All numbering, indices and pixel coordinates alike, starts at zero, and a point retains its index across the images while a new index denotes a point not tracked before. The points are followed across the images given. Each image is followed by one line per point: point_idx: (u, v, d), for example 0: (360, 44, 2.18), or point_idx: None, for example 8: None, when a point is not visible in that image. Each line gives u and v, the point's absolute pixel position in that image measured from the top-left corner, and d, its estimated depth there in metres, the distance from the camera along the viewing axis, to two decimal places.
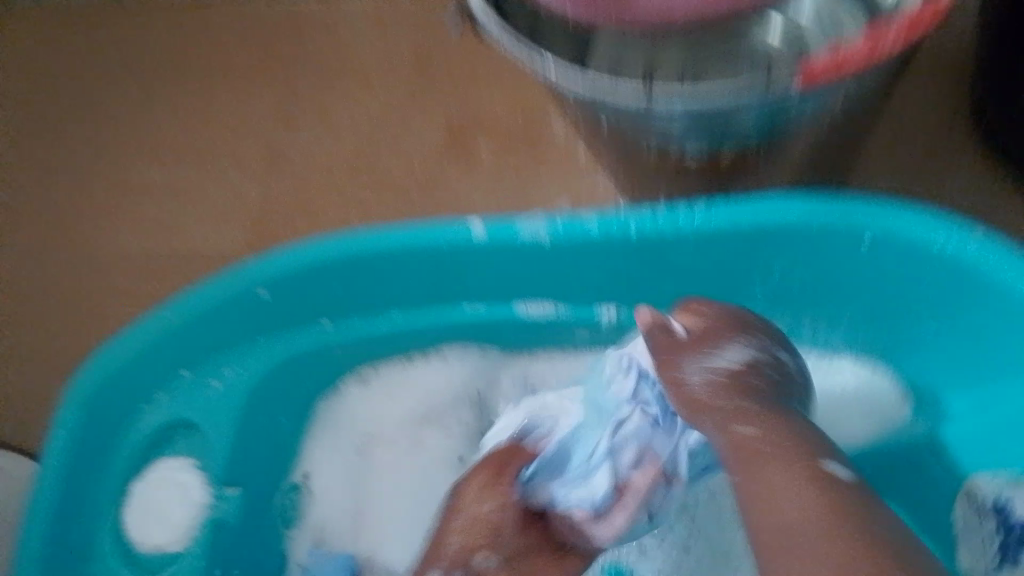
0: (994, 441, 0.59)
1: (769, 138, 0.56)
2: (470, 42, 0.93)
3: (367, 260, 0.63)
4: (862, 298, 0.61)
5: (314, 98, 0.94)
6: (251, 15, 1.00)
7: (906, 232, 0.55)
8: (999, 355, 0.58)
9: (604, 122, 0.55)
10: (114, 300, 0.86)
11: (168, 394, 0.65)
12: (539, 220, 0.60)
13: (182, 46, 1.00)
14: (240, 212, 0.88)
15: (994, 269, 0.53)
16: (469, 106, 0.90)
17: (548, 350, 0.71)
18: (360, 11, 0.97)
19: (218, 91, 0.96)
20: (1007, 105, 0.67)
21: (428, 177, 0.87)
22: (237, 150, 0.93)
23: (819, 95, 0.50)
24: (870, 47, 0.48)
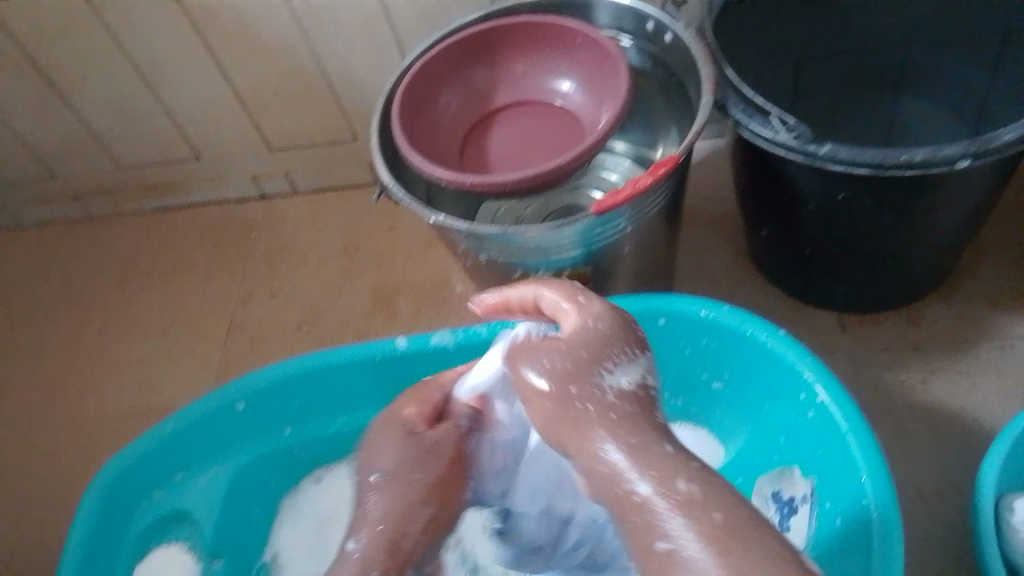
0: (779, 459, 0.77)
1: (598, 247, 0.79)
2: (388, 231, 1.20)
3: (318, 374, 0.85)
4: (672, 365, 0.82)
5: (264, 283, 1.19)
6: (217, 225, 1.28)
7: (682, 308, 0.76)
8: (769, 398, 0.77)
9: (485, 253, 0.80)
10: (108, 451, 1.08)
11: (163, 491, 0.84)
12: (444, 331, 0.84)
13: (162, 252, 1.27)
14: (207, 374, 1.12)
15: (744, 329, 0.74)
16: (387, 279, 1.15)
17: None
18: (301, 216, 1.25)
19: (187, 284, 1.22)
20: (758, 235, 0.95)
21: (360, 332, 1.10)
22: (204, 326, 1.17)
23: (615, 219, 0.75)
24: (635, 188, 0.72)
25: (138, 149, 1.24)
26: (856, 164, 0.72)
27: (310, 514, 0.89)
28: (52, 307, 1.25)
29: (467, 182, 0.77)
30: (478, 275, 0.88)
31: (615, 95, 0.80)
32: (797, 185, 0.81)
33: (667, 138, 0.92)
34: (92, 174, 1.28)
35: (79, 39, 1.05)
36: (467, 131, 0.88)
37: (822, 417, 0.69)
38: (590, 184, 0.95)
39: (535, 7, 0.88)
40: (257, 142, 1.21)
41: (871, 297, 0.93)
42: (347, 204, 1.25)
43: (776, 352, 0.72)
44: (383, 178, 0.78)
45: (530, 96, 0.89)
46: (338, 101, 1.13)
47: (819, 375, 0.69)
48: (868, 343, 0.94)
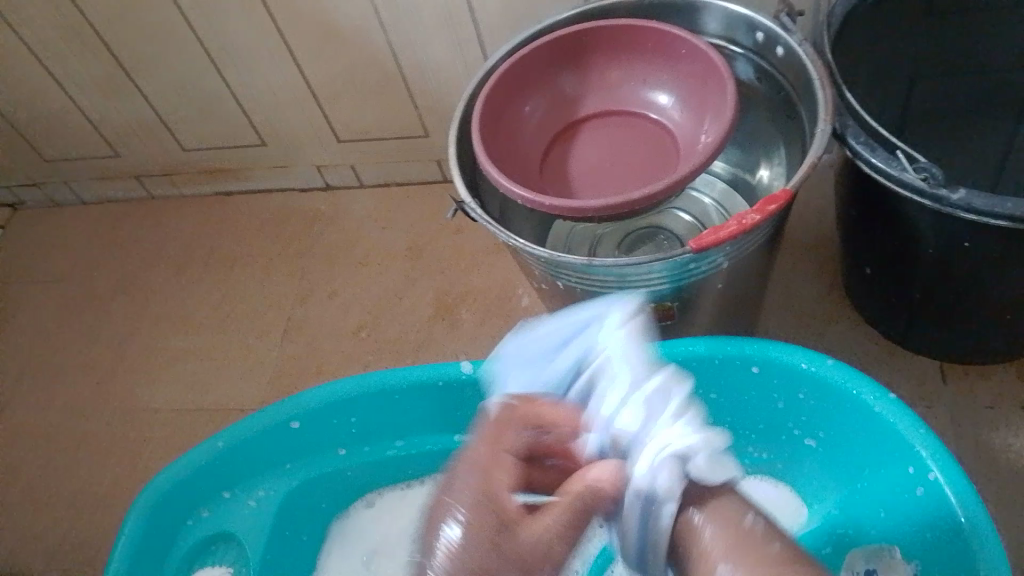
0: (878, 533, 0.69)
1: (687, 283, 0.72)
2: (454, 234, 1.14)
3: (376, 397, 0.81)
4: (760, 415, 0.76)
5: (324, 281, 1.15)
6: (278, 215, 1.24)
7: (781, 359, 0.69)
8: (871, 464, 0.70)
9: (563, 281, 0.74)
10: (157, 448, 1.06)
11: (211, 509, 0.82)
12: (514, 358, 0.78)
13: (223, 240, 1.24)
14: (261, 374, 1.08)
15: (850, 389, 0.67)
16: (450, 285, 1.10)
17: None
18: (365, 212, 1.20)
19: (245, 276, 1.19)
20: (858, 271, 0.87)
21: (420, 341, 1.05)
22: (259, 323, 1.13)
23: (712, 255, 0.68)
24: (740, 224, 0.65)
25: (203, 133, 1.20)
26: (992, 216, 0.64)
27: (361, 540, 0.86)
28: (110, 291, 1.23)
29: (552, 205, 0.70)
30: (552, 300, 0.82)
31: (718, 115, 0.73)
32: (913, 225, 0.72)
33: (772, 160, 0.82)
34: (156, 156, 1.26)
35: (150, 19, 1.01)
36: (550, 141, 0.81)
37: (933, 496, 0.62)
38: (677, 206, 0.88)
39: (633, 11, 0.80)
40: (324, 133, 1.16)
41: (981, 350, 0.84)
42: (413, 203, 1.19)
43: (883, 418, 0.65)
44: (461, 195, 0.73)
45: (622, 107, 0.81)
46: (409, 95, 1.07)
47: (933, 449, 0.62)
48: (974, 397, 0.85)
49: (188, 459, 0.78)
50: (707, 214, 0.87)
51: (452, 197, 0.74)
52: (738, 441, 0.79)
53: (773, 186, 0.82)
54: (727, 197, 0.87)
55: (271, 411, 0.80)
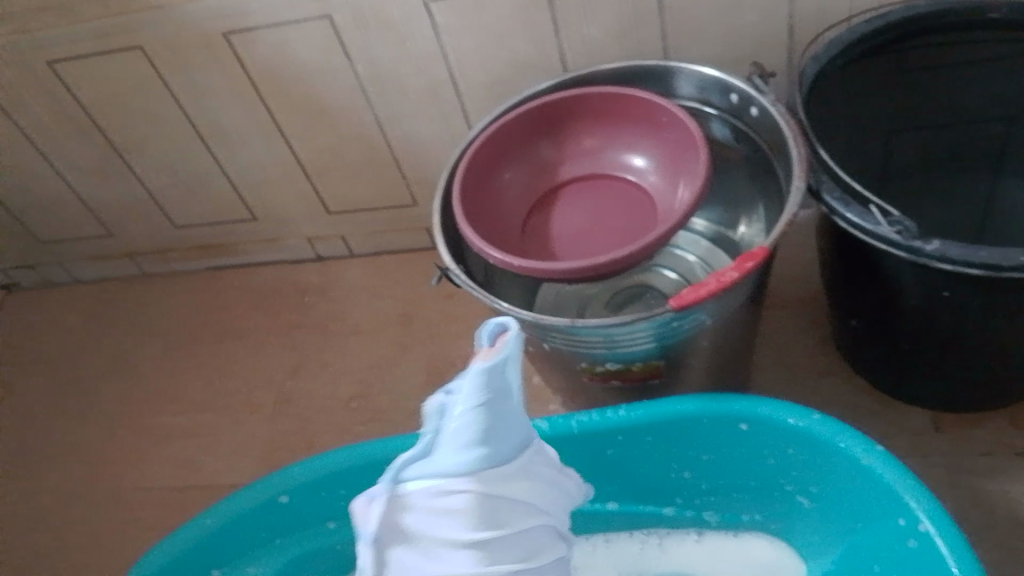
0: None
1: (671, 341, 0.73)
2: (444, 301, 1.15)
3: (365, 469, 0.80)
4: (751, 474, 0.75)
5: (316, 352, 1.15)
6: (270, 288, 1.25)
7: (769, 415, 0.69)
8: (864, 519, 0.69)
9: (549, 342, 0.74)
10: (149, 527, 1.04)
11: None
12: None
13: (215, 315, 1.24)
14: (253, 449, 1.08)
15: (838, 442, 0.67)
16: (443, 352, 1.10)
17: None
18: (355, 282, 1.21)
19: (237, 349, 1.19)
20: (845, 325, 0.87)
21: (412, 409, 1.05)
22: (251, 397, 1.13)
23: (695, 313, 0.69)
24: (719, 281, 0.66)
25: (193, 210, 1.22)
26: (967, 265, 0.65)
27: None
28: (102, 369, 1.23)
29: (537, 267, 0.71)
30: (540, 363, 0.82)
31: (692, 176, 0.74)
32: (893, 276, 0.73)
33: (752, 218, 0.84)
34: (148, 234, 1.27)
35: (141, 100, 1.04)
36: (531, 207, 0.82)
37: (927, 549, 0.61)
38: (662, 264, 0.88)
39: (609, 79, 0.82)
40: (313, 206, 1.17)
41: (970, 399, 0.84)
42: (403, 271, 1.20)
43: (872, 471, 0.65)
44: (446, 261, 0.73)
45: (600, 171, 0.82)
46: (396, 166, 1.09)
47: (923, 501, 0.62)
48: (969, 447, 0.85)
49: (179, 536, 0.77)
50: (692, 272, 0.87)
51: (439, 266, 0.74)
52: (731, 502, 0.79)
53: (752, 243, 0.83)
54: (711, 253, 0.87)
55: (260, 484, 0.79)
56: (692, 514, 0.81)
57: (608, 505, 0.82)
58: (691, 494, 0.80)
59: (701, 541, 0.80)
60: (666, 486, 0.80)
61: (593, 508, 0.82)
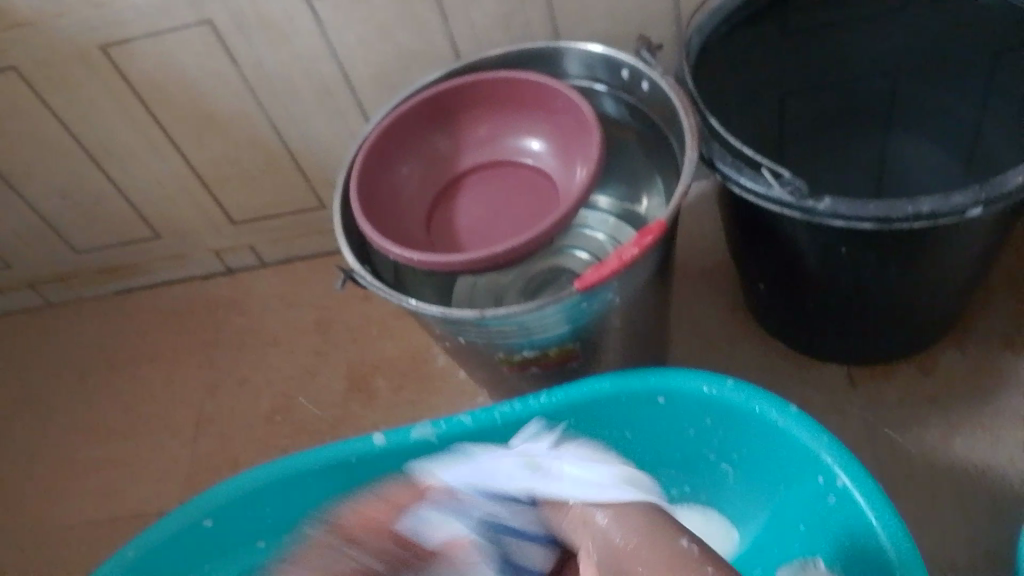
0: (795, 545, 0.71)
1: (583, 322, 0.72)
2: (361, 303, 1.13)
3: (288, 484, 0.78)
4: (674, 447, 0.76)
5: (234, 367, 1.12)
6: (181, 306, 1.21)
7: (686, 387, 0.70)
8: (780, 476, 0.71)
9: (464, 336, 0.73)
10: (73, 567, 1.00)
11: None
12: (425, 422, 0.77)
13: (126, 339, 1.20)
14: (177, 474, 1.04)
15: (751, 406, 0.68)
16: (363, 355, 1.08)
17: None
18: (269, 292, 1.18)
19: (152, 373, 1.15)
20: (756, 291, 0.88)
21: (338, 417, 1.03)
22: (172, 421, 1.09)
23: (602, 292, 0.69)
24: (620, 259, 0.66)
25: (92, 232, 1.17)
26: (859, 220, 0.66)
27: None
28: (10, 407, 1.17)
29: (440, 260, 0.70)
30: (459, 358, 0.81)
31: (588, 156, 0.74)
32: (795, 239, 0.74)
33: (655, 187, 0.84)
34: (46, 262, 1.21)
35: (20, 122, 0.99)
36: (433, 200, 0.81)
37: (846, 504, 0.62)
38: (572, 245, 0.87)
39: (498, 63, 0.81)
40: (218, 217, 1.14)
41: (879, 352, 0.86)
42: (316, 277, 1.17)
43: (786, 431, 0.66)
44: (349, 263, 0.72)
45: (500, 157, 0.81)
46: (297, 169, 1.06)
47: (836, 455, 0.63)
48: (881, 398, 0.87)
49: (99, 573, 0.74)
50: (602, 249, 0.86)
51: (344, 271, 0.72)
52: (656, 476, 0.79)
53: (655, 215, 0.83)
54: (619, 229, 0.87)
55: (181, 512, 0.76)
56: None
57: None
58: None
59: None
60: None
61: None
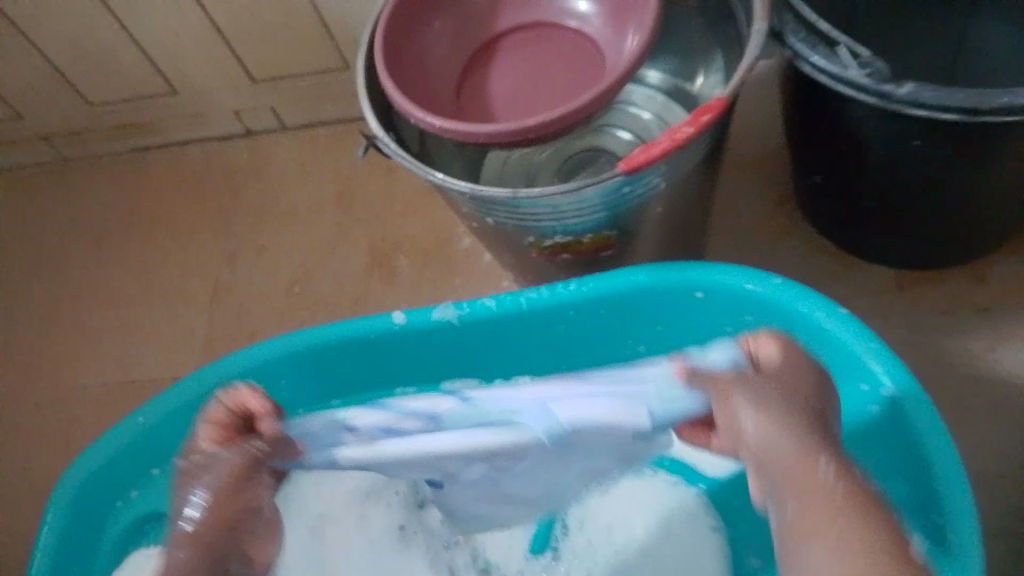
0: None
1: (621, 206, 0.66)
2: (384, 174, 1.07)
3: (304, 358, 0.75)
4: (708, 343, 0.72)
5: (253, 235, 1.08)
6: (199, 169, 1.16)
7: (727, 284, 0.65)
8: None
9: (492, 217, 0.68)
10: (91, 426, 1.00)
11: (140, 489, 0.77)
12: (448, 303, 0.72)
13: (142, 201, 1.16)
14: (195, 340, 1.03)
15: (794, 307, 0.63)
16: (385, 230, 1.03)
17: None
18: (289, 159, 1.12)
19: (171, 237, 1.11)
20: (809, 183, 0.82)
21: (357, 292, 1.00)
22: (189, 288, 1.07)
23: (646, 176, 0.63)
24: (673, 139, 0.59)
25: (106, 87, 1.10)
26: (942, 109, 0.59)
27: (303, 509, 0.79)
28: (27, 264, 1.14)
29: (472, 132, 0.64)
30: (486, 238, 0.77)
31: (639, 21, 0.68)
32: (860, 126, 0.67)
33: (712, 63, 0.76)
34: (59, 116, 1.15)
35: None
36: (464, 62, 0.74)
37: (890, 416, 0.58)
38: (615, 124, 0.81)
39: None
40: (235, 75, 1.07)
41: (933, 257, 0.81)
42: (338, 146, 1.11)
43: (832, 336, 0.61)
44: (372, 128, 0.66)
45: (539, 18, 0.74)
46: (319, 24, 0.98)
47: (886, 364, 0.59)
48: (928, 304, 0.82)
49: (116, 433, 0.73)
50: (647, 130, 0.80)
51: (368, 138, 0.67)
52: None
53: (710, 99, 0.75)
54: (667, 108, 0.80)
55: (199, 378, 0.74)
56: None
57: None
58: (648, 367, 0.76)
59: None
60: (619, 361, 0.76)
61: None
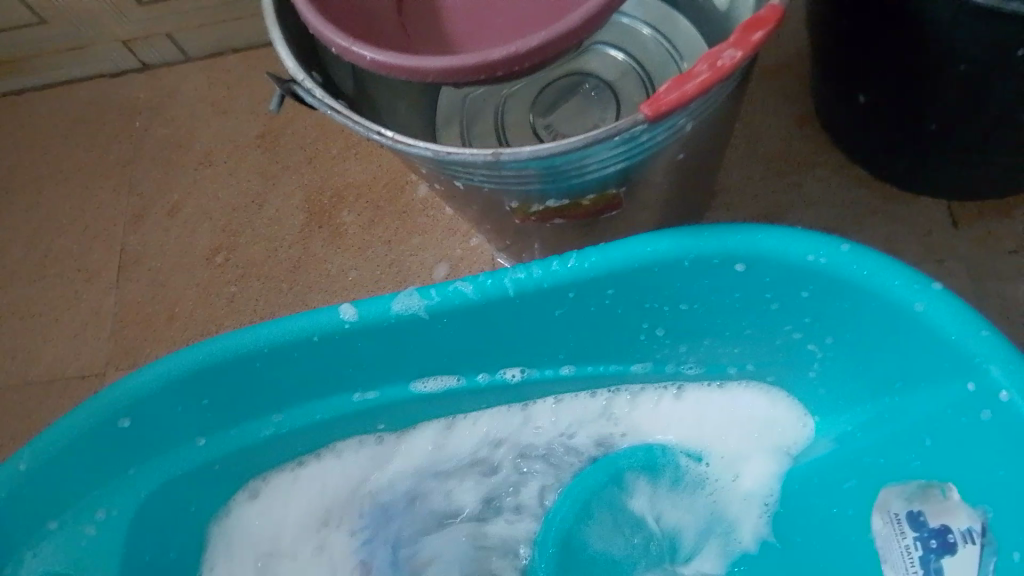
0: (902, 454, 0.55)
1: (635, 156, 0.49)
2: (316, 110, 0.88)
3: (232, 367, 0.58)
4: (745, 321, 0.57)
5: (161, 192, 0.88)
6: (83, 113, 0.93)
7: (782, 254, 0.51)
8: (896, 360, 0.53)
9: (463, 180, 0.51)
10: None
11: (35, 550, 0.58)
12: (410, 292, 0.56)
13: (13, 155, 0.92)
14: (99, 326, 0.83)
15: (873, 283, 0.49)
16: (323, 179, 0.85)
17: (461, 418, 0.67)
18: (195, 97, 0.91)
19: (56, 200, 0.90)
20: (853, 103, 0.66)
21: (296, 258, 0.82)
22: (86, 262, 0.86)
23: (672, 118, 0.46)
24: (713, 68, 0.41)
25: None
26: None
27: (246, 544, 0.65)
28: None
29: (422, 65, 0.45)
30: (455, 197, 0.60)
31: None
32: (945, 20, 0.52)
33: None
34: None
35: None
36: None
37: (1007, 422, 0.46)
38: (603, 40, 0.64)
39: None
40: None
41: (997, 188, 0.67)
42: (255, 78, 0.91)
43: (926, 321, 0.48)
44: (289, 68, 0.47)
45: None
46: None
47: (1001, 360, 0.46)
48: (988, 244, 0.69)
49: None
50: (645, 49, 0.63)
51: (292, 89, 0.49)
52: (709, 352, 0.61)
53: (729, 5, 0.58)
54: (668, 20, 0.63)
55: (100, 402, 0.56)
56: (662, 368, 0.63)
57: (561, 369, 0.64)
58: (665, 349, 0.62)
59: (677, 399, 0.65)
60: (631, 344, 0.61)
61: (542, 375, 0.64)
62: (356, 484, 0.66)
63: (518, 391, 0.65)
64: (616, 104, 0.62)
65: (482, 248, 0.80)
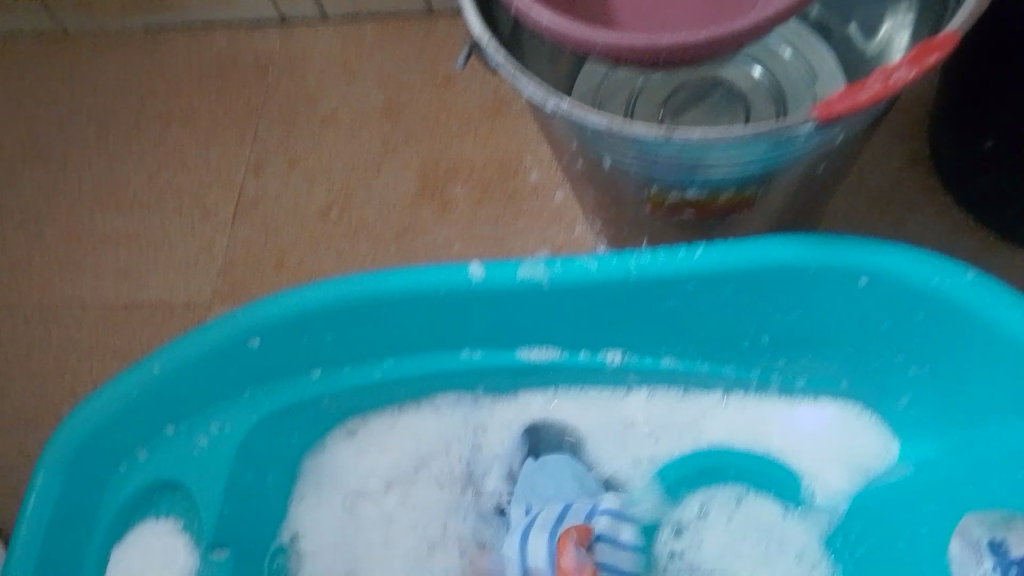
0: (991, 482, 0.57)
1: (780, 163, 0.52)
2: (441, 88, 0.92)
3: (353, 309, 0.61)
4: (849, 335, 0.60)
5: (283, 144, 0.92)
6: (220, 59, 0.98)
7: (905, 274, 0.53)
8: (997, 389, 0.56)
9: (611, 158, 0.54)
10: (79, 360, 0.83)
11: (149, 450, 0.63)
12: (536, 262, 0.59)
13: (152, 90, 0.97)
14: (211, 261, 0.87)
15: (993, 315, 0.52)
16: (439, 151, 0.89)
17: (553, 394, 0.70)
18: (327, 60, 0.95)
19: (186, 138, 0.94)
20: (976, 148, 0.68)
21: (403, 223, 0.85)
22: (206, 201, 0.90)
23: (829, 129, 0.48)
24: (887, 85, 0.43)
25: None
26: None
27: (337, 481, 0.69)
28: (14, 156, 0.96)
29: (584, 37, 0.45)
30: (584, 178, 0.62)
31: None
32: None
33: (896, 4, 0.59)
34: None
35: None
36: None
37: None
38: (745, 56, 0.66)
39: None
40: None
41: None
42: (387, 49, 0.95)
43: None
44: (474, 30, 0.50)
45: None
46: None
47: None
48: None
49: (126, 383, 0.59)
50: (784, 72, 0.65)
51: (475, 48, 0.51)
52: (804, 363, 0.64)
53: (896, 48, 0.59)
54: (804, 41, 0.65)
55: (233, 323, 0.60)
56: (755, 374, 0.66)
57: (664, 359, 0.66)
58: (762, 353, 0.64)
59: (748, 404, 0.67)
60: (733, 345, 0.64)
61: (642, 362, 0.66)
62: (444, 438, 0.69)
63: (617, 375, 0.68)
64: (744, 115, 0.64)
65: (586, 238, 0.82)
